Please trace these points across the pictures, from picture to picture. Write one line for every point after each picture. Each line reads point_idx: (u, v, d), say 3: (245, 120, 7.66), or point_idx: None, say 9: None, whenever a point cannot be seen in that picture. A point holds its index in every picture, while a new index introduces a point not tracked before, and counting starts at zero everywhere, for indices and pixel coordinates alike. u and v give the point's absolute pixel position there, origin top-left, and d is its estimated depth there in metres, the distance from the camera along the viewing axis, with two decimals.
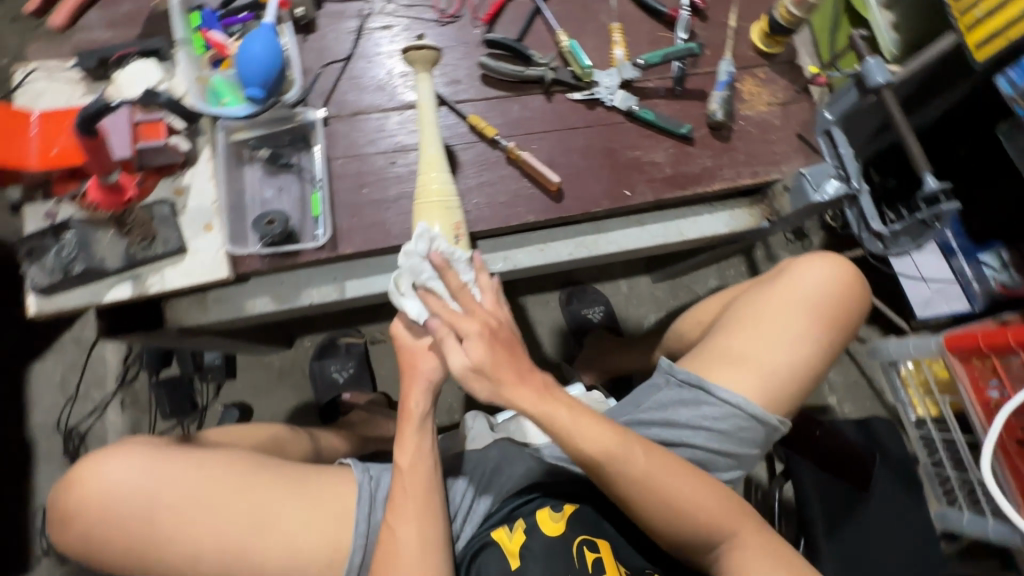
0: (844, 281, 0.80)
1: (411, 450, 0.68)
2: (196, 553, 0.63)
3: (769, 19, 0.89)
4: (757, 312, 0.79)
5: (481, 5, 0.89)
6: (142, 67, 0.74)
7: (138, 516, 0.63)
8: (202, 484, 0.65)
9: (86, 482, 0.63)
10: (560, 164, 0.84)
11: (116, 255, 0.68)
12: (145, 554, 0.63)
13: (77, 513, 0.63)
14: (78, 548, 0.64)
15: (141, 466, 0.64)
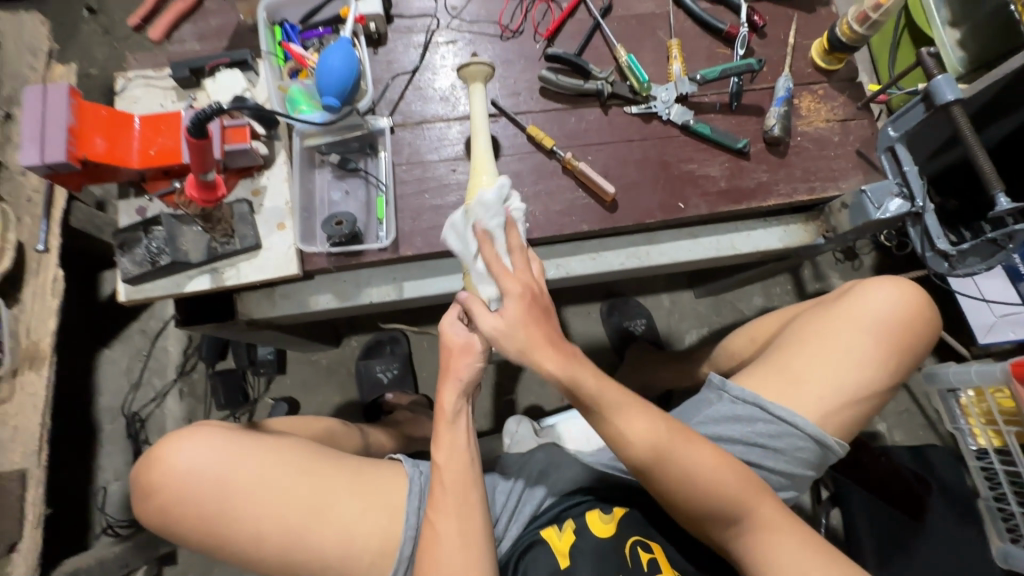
0: (916, 305, 0.77)
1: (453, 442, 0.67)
2: (264, 531, 0.66)
3: (831, 36, 0.89)
4: (820, 329, 0.78)
5: (542, 21, 0.92)
6: (231, 78, 0.80)
7: (214, 492, 0.67)
8: (268, 468, 0.68)
9: (166, 460, 0.67)
10: (615, 175, 0.86)
11: (199, 250, 0.73)
12: (218, 529, 0.67)
13: (158, 488, 0.67)
14: (157, 520, 0.68)
15: (220, 448, 0.68)
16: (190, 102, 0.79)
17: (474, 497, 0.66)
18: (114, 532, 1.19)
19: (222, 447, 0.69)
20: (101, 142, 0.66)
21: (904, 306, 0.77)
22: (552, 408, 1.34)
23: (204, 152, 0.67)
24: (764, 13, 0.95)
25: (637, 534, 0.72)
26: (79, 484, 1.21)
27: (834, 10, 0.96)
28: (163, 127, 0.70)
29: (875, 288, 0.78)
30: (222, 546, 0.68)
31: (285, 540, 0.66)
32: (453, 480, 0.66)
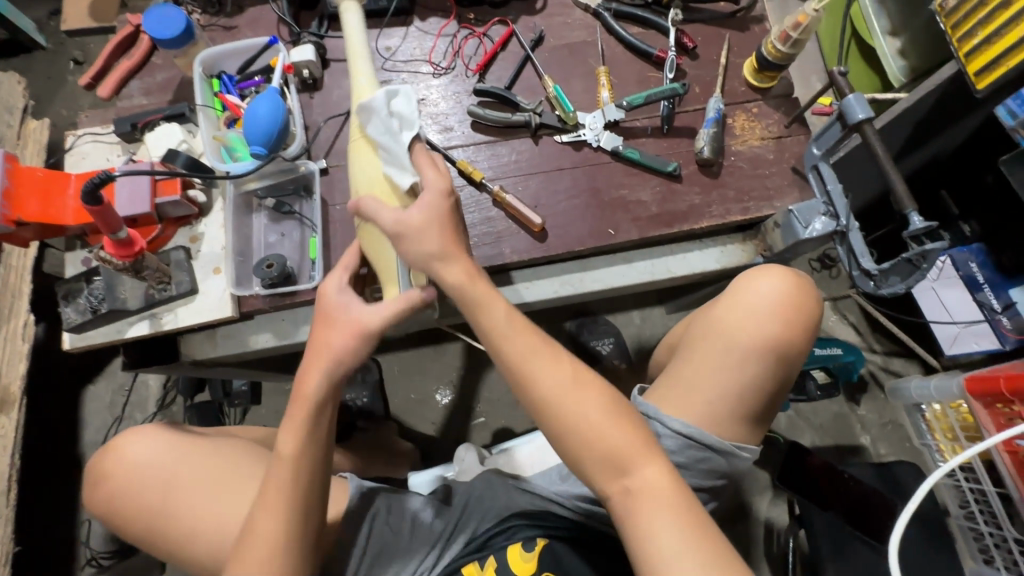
0: (796, 296, 0.82)
1: (298, 437, 0.64)
2: (195, 532, 0.69)
3: (758, 55, 0.89)
4: (706, 330, 0.83)
5: (473, 56, 0.95)
6: (167, 130, 0.83)
7: (158, 486, 0.70)
8: (213, 472, 0.71)
9: (122, 452, 0.72)
10: (546, 204, 0.87)
11: (137, 297, 0.77)
12: (155, 523, 0.69)
13: (112, 476, 0.71)
14: (104, 509, 0.72)
15: (171, 446, 0.72)
16: (131, 156, 0.83)
17: (289, 495, 0.62)
18: (97, 563, 1.23)
19: (177, 444, 0.73)
20: (36, 203, 0.70)
21: (783, 295, 0.81)
22: (522, 430, 1.35)
23: (107, 216, 0.69)
24: (695, 35, 0.95)
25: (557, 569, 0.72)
26: (65, 516, 1.26)
27: (767, 27, 0.97)
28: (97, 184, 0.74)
29: (753, 283, 0.83)
30: (155, 544, 0.70)
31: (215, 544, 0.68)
32: (278, 481, 0.63)
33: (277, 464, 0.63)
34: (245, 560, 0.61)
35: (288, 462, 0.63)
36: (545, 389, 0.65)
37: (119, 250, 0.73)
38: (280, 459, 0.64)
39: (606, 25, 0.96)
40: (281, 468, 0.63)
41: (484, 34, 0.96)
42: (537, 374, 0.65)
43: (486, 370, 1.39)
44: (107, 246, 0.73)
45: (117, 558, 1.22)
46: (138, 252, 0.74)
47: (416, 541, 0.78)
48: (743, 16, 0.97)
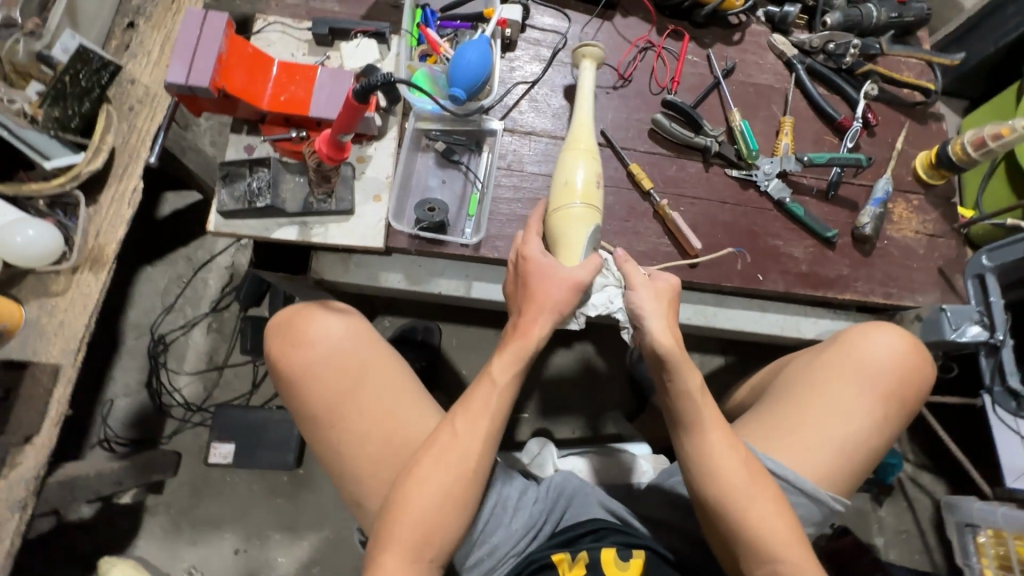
0: (913, 359, 0.78)
1: (503, 369, 0.66)
2: (370, 435, 0.69)
3: (940, 151, 0.90)
4: (809, 373, 0.79)
5: (664, 66, 0.94)
6: (365, 46, 0.81)
7: (354, 370, 0.71)
8: (400, 384, 0.72)
9: (320, 328, 0.71)
10: (702, 232, 0.87)
11: (296, 201, 0.75)
12: (338, 408, 0.69)
13: (310, 345, 0.70)
14: (289, 370, 0.70)
15: (364, 334, 0.73)
16: (322, 59, 0.81)
17: (490, 422, 0.66)
18: (110, 447, 1.19)
19: (377, 346, 0.73)
20: (241, 78, 0.68)
21: (895, 356, 0.77)
22: (561, 436, 1.34)
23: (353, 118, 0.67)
24: (877, 113, 0.96)
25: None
26: (89, 391, 1.22)
27: (945, 127, 0.98)
28: (298, 77, 0.72)
29: (866, 334, 0.79)
30: (324, 430, 0.70)
31: (382, 453, 0.69)
32: (484, 403, 0.66)
33: (476, 387, 0.67)
34: (430, 462, 0.64)
35: (496, 389, 0.66)
36: (678, 392, 0.67)
37: (330, 152, 0.70)
38: (485, 381, 0.66)
39: (797, 77, 0.96)
40: (481, 388, 0.66)
41: (664, 47, 0.95)
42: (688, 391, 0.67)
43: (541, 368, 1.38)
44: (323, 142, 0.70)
45: (133, 449, 1.18)
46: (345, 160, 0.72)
47: (513, 522, 0.78)
48: (924, 109, 0.98)
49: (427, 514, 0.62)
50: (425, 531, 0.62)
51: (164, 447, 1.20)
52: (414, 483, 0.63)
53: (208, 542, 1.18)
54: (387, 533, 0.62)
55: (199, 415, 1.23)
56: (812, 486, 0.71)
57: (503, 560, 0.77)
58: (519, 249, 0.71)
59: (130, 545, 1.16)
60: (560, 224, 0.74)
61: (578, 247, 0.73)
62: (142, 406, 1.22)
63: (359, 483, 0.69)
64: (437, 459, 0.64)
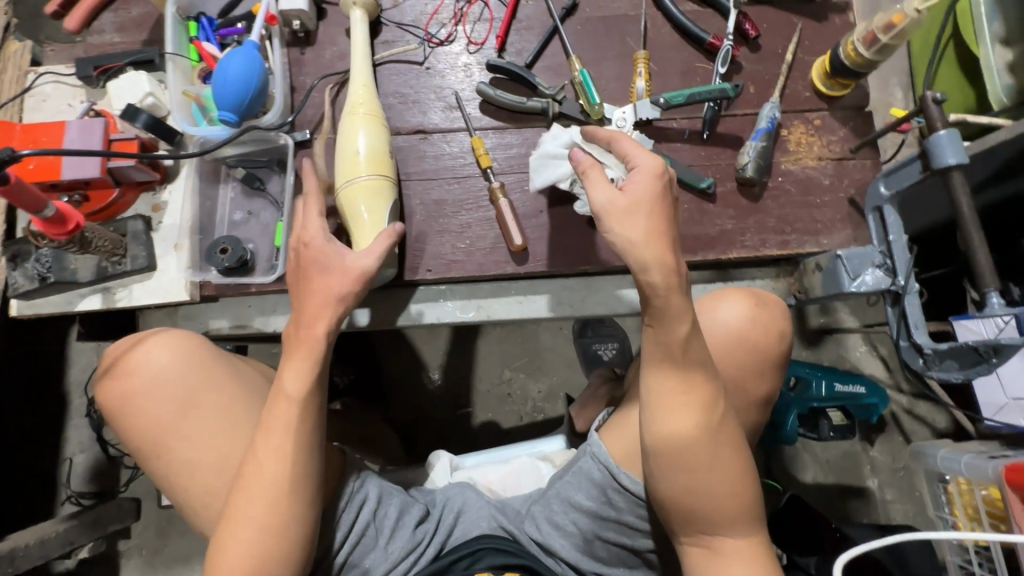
0: (757, 337, 0.64)
1: (295, 378, 0.58)
2: (202, 463, 0.68)
3: (832, 56, 0.73)
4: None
5: (492, 20, 0.81)
6: (130, 79, 0.72)
7: (181, 399, 0.69)
8: (225, 407, 0.70)
9: (135, 359, 0.70)
10: (553, 210, 0.76)
11: (88, 268, 0.70)
12: (163, 439, 0.68)
13: (130, 374, 0.69)
14: (115, 405, 0.70)
15: (195, 366, 0.70)
16: (91, 104, 0.73)
17: (295, 441, 0.57)
18: (76, 501, 1.25)
19: (210, 372, 0.70)
20: None
21: (738, 329, 0.63)
22: (510, 426, 1.29)
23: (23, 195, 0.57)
24: (760, 21, 0.79)
25: None
26: (48, 452, 1.27)
27: (851, 19, 0.80)
28: (43, 139, 0.65)
29: (713, 306, 0.65)
30: (156, 463, 0.69)
31: (214, 480, 0.68)
32: (284, 421, 0.57)
33: (273, 407, 0.57)
34: (240, 501, 0.56)
35: (292, 403, 0.57)
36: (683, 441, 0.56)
37: (49, 228, 0.62)
38: (280, 397, 0.58)
39: None
40: (279, 406, 0.58)
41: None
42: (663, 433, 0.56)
43: (480, 359, 1.32)
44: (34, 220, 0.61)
45: (95, 501, 1.23)
46: (73, 232, 0.63)
47: (391, 545, 0.75)
48: (822, 2, 0.80)
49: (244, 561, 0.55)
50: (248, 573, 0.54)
51: (122, 495, 1.24)
52: (229, 534, 0.56)
53: None
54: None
55: None
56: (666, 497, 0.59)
57: None
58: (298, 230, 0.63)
59: None
60: (349, 201, 0.68)
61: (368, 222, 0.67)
62: (98, 459, 1.27)
63: (204, 510, 0.68)
64: (248, 495, 0.56)
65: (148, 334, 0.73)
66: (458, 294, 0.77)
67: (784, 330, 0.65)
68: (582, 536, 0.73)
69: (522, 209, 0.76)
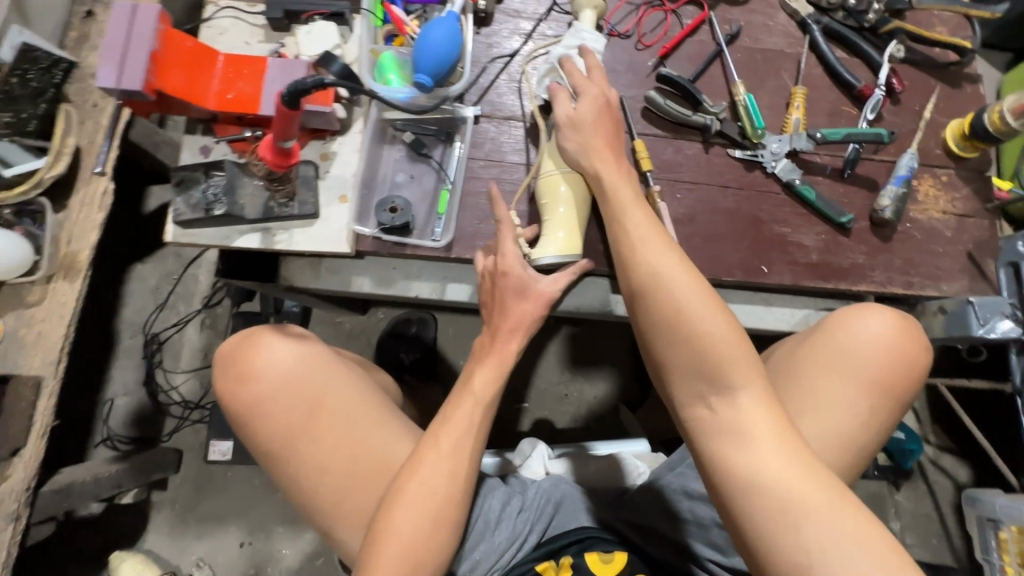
0: (905, 349, 0.67)
1: (481, 378, 0.65)
2: (331, 468, 0.66)
3: (975, 120, 0.79)
4: (784, 370, 0.70)
5: (659, 34, 0.84)
6: (324, 30, 0.74)
7: (309, 401, 0.67)
8: (351, 408, 0.68)
9: (262, 358, 0.67)
10: (701, 220, 0.79)
11: (255, 206, 0.70)
12: (293, 443, 0.66)
13: (256, 378, 0.67)
14: (243, 407, 0.67)
15: (319, 362, 0.68)
16: (278, 46, 0.74)
17: (477, 438, 0.63)
18: (112, 445, 1.21)
19: (335, 373, 0.69)
20: (181, 78, 0.62)
21: (884, 341, 0.67)
22: (563, 426, 1.31)
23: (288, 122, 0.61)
24: (903, 77, 0.86)
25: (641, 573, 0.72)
26: (89, 390, 1.22)
27: (981, 90, 0.87)
28: (246, 72, 0.66)
29: (851, 319, 0.69)
30: (285, 468, 0.67)
31: (344, 483, 0.65)
32: (464, 418, 0.63)
33: (458, 402, 0.64)
34: (414, 488, 0.60)
35: (476, 403, 0.64)
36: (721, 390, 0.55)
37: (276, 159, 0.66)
38: (467, 396, 0.64)
39: (811, 39, 0.85)
40: (463, 403, 0.64)
41: (674, 11, 0.85)
42: (699, 331, 0.55)
43: (541, 357, 1.34)
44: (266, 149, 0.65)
45: (135, 447, 1.19)
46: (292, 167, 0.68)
47: (496, 535, 0.75)
48: (958, 71, 0.87)
49: (413, 542, 0.58)
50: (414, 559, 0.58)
51: (164, 444, 1.20)
52: (397, 511, 0.59)
53: (213, 537, 1.19)
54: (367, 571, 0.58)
55: (198, 412, 1.23)
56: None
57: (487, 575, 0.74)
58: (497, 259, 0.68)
59: (140, 539, 1.18)
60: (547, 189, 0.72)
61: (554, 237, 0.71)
62: (141, 405, 1.23)
63: (332, 516, 0.66)
64: (424, 483, 0.60)
65: (283, 329, 0.72)
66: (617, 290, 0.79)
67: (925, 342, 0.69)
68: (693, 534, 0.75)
69: (672, 215, 0.79)
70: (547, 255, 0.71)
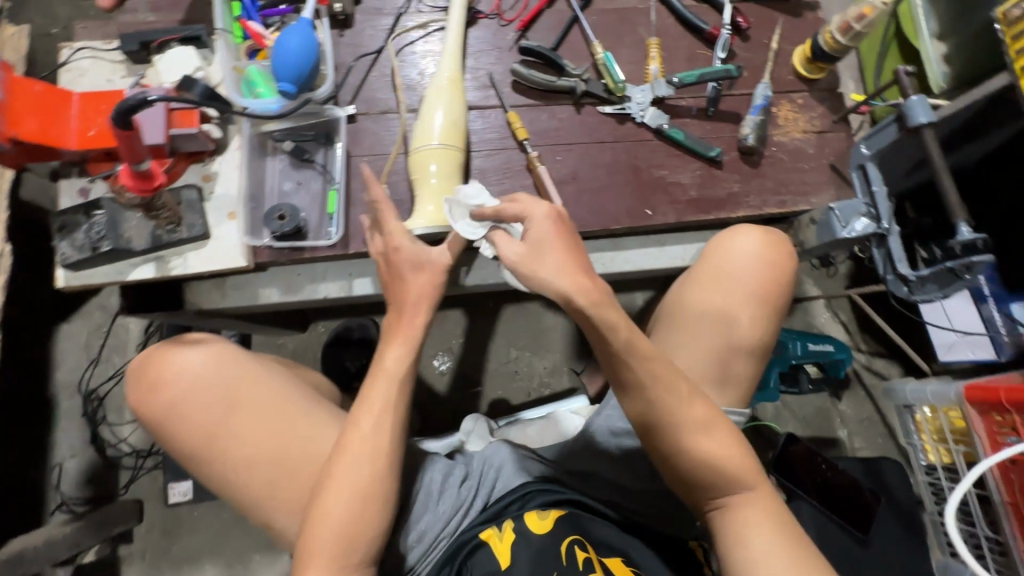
0: (772, 255, 0.74)
1: (394, 355, 0.65)
2: (258, 458, 0.66)
3: (813, 44, 0.86)
4: (676, 303, 0.75)
5: (517, 10, 0.88)
6: (182, 54, 0.75)
7: (224, 400, 0.66)
8: (269, 400, 0.68)
9: (169, 367, 0.67)
10: (584, 177, 0.84)
11: (142, 236, 0.70)
12: (213, 443, 0.65)
13: (167, 385, 0.66)
14: (160, 414, 0.67)
15: (231, 363, 0.68)
16: (138, 78, 0.74)
17: (394, 414, 0.63)
18: (69, 509, 1.18)
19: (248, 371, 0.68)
20: (33, 122, 0.63)
21: (754, 257, 0.73)
22: (519, 402, 1.34)
23: (133, 143, 0.62)
24: (748, 15, 0.92)
25: (575, 533, 0.71)
26: (34, 460, 1.20)
27: (820, 15, 0.93)
28: (104, 108, 0.68)
29: (726, 240, 0.75)
30: (210, 471, 0.66)
31: (273, 475, 0.65)
32: (380, 395, 0.63)
33: (371, 383, 0.64)
34: (341, 470, 0.60)
35: (390, 378, 0.64)
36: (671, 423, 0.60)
37: (137, 184, 0.66)
38: (380, 373, 0.64)
39: None
40: (377, 382, 0.64)
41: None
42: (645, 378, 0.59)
43: (487, 341, 1.37)
44: (123, 176, 0.66)
45: (93, 506, 1.17)
46: (158, 188, 0.67)
47: (440, 505, 0.76)
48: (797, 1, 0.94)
49: (342, 523, 0.59)
50: (344, 539, 0.59)
51: (123, 497, 1.19)
52: (325, 494, 0.60)
53: None
54: (304, 549, 0.59)
55: (152, 459, 1.22)
56: None
57: (435, 544, 0.75)
58: (385, 236, 0.69)
59: None
60: (420, 163, 0.74)
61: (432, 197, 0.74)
62: (92, 463, 1.21)
63: (266, 508, 0.66)
64: (347, 467, 0.60)
65: (192, 336, 0.71)
66: None
67: (791, 250, 0.76)
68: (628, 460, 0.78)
69: (556, 176, 0.83)
70: (418, 226, 0.72)
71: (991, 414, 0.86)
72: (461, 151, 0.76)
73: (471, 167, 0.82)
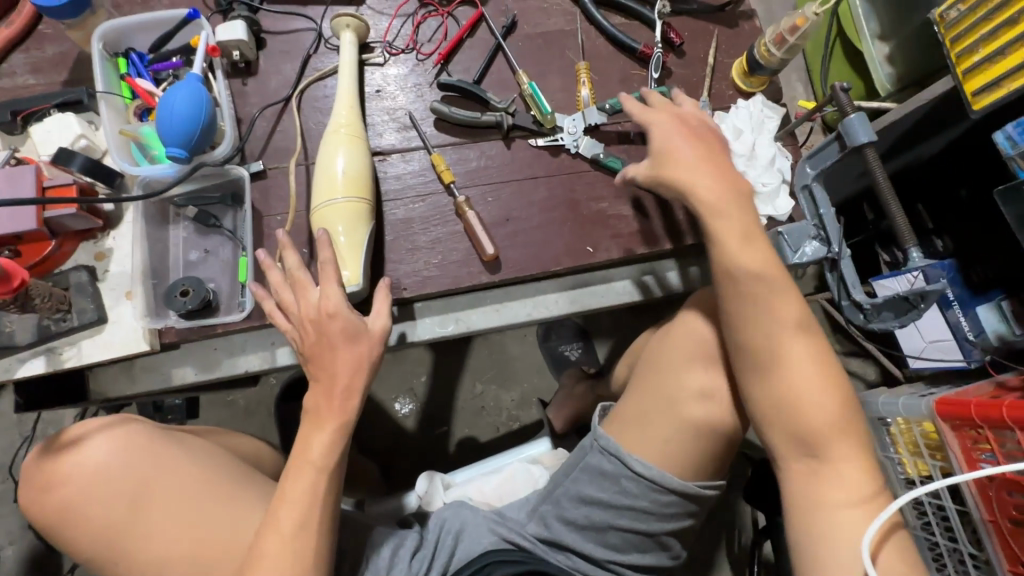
0: None
1: (319, 446, 0.60)
2: (170, 557, 0.60)
3: (749, 57, 0.82)
4: (661, 366, 0.72)
5: (436, 42, 0.83)
6: (60, 121, 0.68)
7: (133, 493, 0.61)
8: (181, 490, 0.62)
9: (72, 461, 0.62)
10: (519, 217, 0.78)
11: (28, 330, 0.64)
12: (119, 542, 0.60)
13: (67, 481, 0.61)
14: (58, 514, 0.61)
15: (140, 451, 0.62)
16: (13, 152, 0.68)
17: (322, 507, 0.59)
18: None
19: (161, 458, 0.63)
20: None
21: None
22: (488, 438, 1.29)
23: None
24: (681, 30, 0.87)
25: None
26: None
27: (757, 24, 0.89)
28: None
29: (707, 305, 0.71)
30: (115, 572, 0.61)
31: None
32: (302, 489, 0.59)
33: (294, 475, 0.59)
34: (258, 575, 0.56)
35: (317, 471, 0.59)
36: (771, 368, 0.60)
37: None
38: (303, 465, 0.60)
39: (585, 12, 0.86)
40: (302, 473, 0.59)
41: (448, 14, 0.84)
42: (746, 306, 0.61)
43: (449, 377, 1.31)
44: None
45: None
46: (19, 287, 0.57)
47: None
48: (732, 10, 0.89)
49: None
50: None
51: None
52: None
53: None
54: None
55: None
56: (677, 482, 0.67)
57: None
58: (317, 300, 0.61)
59: None
60: (321, 221, 0.67)
61: (351, 259, 0.66)
62: (33, 548, 1.13)
63: None
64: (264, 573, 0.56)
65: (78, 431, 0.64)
66: (455, 306, 0.78)
67: None
68: (593, 525, 0.72)
69: (489, 218, 0.78)
70: None
71: (962, 429, 0.83)
72: (370, 202, 0.69)
73: (396, 217, 0.76)
